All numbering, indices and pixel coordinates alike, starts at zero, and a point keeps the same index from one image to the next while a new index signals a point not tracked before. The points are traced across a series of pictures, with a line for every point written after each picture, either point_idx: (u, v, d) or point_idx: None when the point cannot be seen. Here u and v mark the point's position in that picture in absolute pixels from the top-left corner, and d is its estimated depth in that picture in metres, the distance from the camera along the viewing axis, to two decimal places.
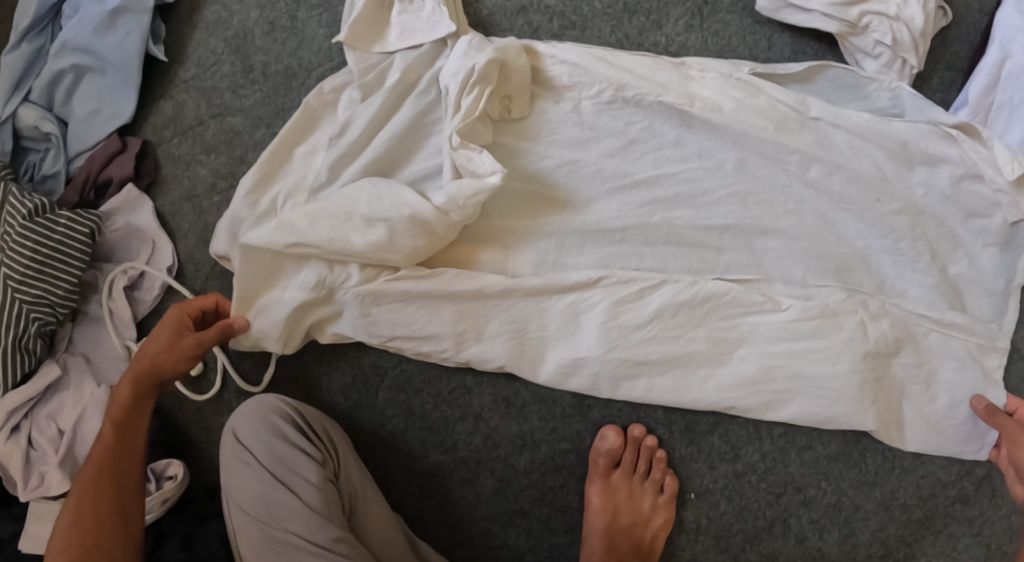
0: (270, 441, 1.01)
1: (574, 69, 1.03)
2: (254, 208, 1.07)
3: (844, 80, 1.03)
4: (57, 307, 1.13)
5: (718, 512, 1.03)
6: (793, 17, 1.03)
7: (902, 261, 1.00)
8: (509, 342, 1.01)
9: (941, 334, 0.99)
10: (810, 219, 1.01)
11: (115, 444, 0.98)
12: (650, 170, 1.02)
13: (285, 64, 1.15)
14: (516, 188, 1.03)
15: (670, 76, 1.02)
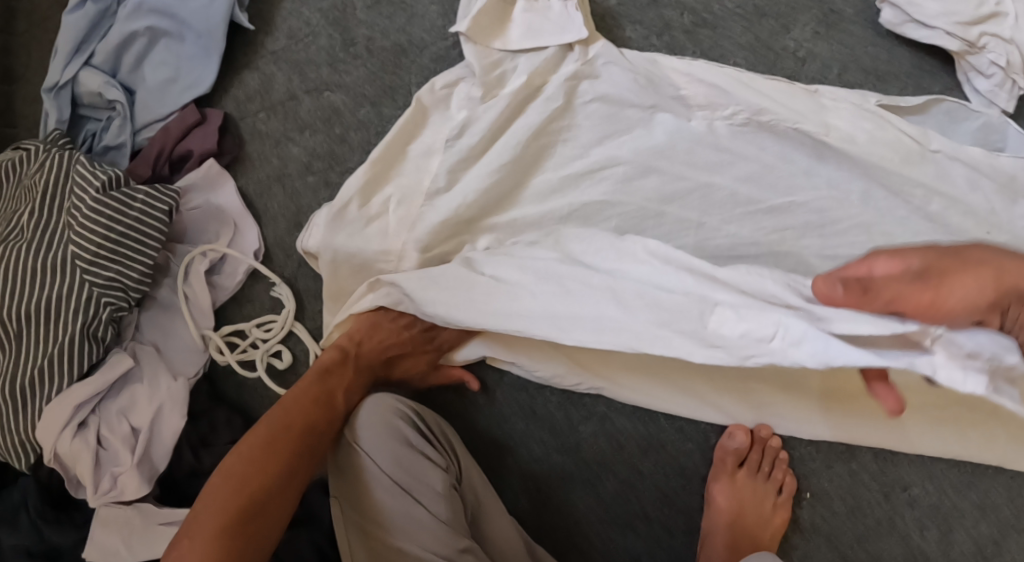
0: (390, 446, 0.95)
1: (711, 89, 1.01)
2: (363, 214, 1.02)
3: (956, 112, 1.07)
4: (129, 291, 1.02)
5: (832, 512, 1.05)
6: (917, 32, 1.06)
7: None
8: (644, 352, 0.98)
9: None
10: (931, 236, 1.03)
11: (280, 434, 0.91)
12: (781, 197, 1.02)
13: (393, 40, 1.08)
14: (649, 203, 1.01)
15: (804, 102, 1.01)
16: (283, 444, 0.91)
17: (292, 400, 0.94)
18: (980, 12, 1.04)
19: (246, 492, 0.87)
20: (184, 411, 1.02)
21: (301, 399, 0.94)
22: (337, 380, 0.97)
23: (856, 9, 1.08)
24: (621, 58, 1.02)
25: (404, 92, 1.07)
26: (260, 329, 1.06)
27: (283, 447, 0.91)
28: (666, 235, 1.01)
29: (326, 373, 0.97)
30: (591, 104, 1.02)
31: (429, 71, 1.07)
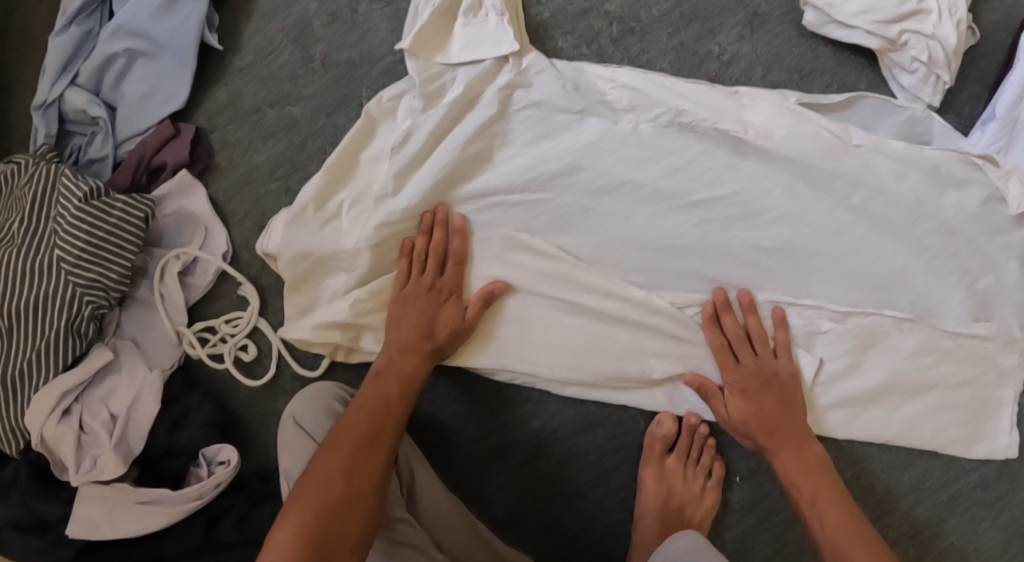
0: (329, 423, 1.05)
1: (633, 93, 1.08)
2: (319, 216, 1.09)
3: (881, 107, 1.11)
4: (110, 291, 1.13)
5: (763, 493, 1.08)
6: (838, 32, 1.11)
7: (935, 279, 1.08)
8: (577, 340, 1.04)
9: (970, 344, 1.08)
10: (855, 228, 1.08)
11: (380, 433, 0.96)
12: (706, 191, 1.07)
13: (347, 55, 1.17)
14: (577, 200, 1.07)
15: (724, 103, 1.08)
16: (375, 442, 0.95)
17: (360, 417, 0.96)
18: (901, 9, 1.09)
19: (328, 498, 0.89)
20: (157, 397, 1.11)
21: (408, 328, 1.02)
22: (426, 284, 1.04)
23: (781, 11, 1.13)
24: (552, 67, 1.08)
25: (357, 103, 1.16)
26: (229, 324, 1.15)
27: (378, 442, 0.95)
28: (598, 229, 1.06)
29: (440, 312, 1.03)
30: (524, 111, 1.09)
31: (379, 84, 1.15)
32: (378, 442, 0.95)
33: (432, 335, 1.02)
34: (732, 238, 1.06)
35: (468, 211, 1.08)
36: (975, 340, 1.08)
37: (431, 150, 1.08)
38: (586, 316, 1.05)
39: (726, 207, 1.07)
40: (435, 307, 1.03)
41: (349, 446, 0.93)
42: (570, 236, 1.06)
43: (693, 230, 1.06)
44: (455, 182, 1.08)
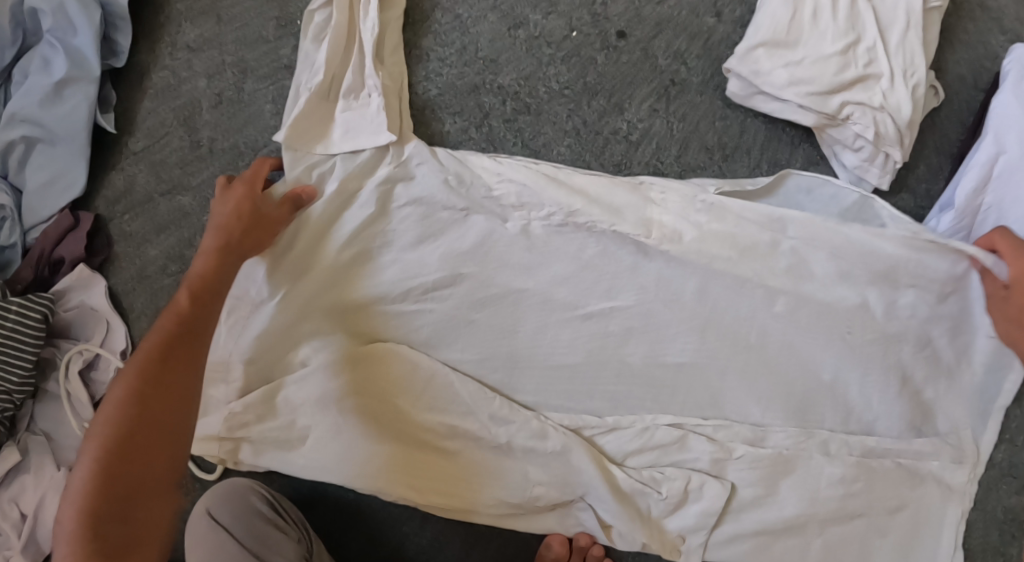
0: (251, 519, 1.00)
1: (521, 188, 0.95)
2: None
3: (821, 193, 0.94)
4: (14, 393, 1.12)
5: None
6: (767, 105, 0.95)
7: (875, 391, 0.94)
8: (462, 464, 0.98)
9: (911, 462, 0.94)
10: (776, 338, 0.94)
11: (178, 353, 0.85)
12: (602, 302, 0.96)
13: (232, 141, 1.10)
14: (461, 309, 0.98)
15: (627, 197, 0.93)
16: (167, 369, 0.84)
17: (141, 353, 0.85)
18: (841, 77, 0.92)
19: (115, 429, 0.79)
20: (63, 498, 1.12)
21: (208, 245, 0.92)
22: (224, 219, 0.94)
23: (701, 77, 0.98)
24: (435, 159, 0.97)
25: None
26: None
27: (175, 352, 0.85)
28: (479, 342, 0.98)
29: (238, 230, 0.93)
30: (405, 208, 0.98)
31: None
32: (172, 368, 0.84)
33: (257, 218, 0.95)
34: (629, 351, 0.96)
35: (344, 317, 1.00)
36: (918, 458, 0.94)
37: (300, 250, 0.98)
38: (466, 437, 0.97)
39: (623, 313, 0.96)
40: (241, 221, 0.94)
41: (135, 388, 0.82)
42: (452, 348, 0.99)
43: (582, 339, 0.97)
44: (327, 285, 0.99)
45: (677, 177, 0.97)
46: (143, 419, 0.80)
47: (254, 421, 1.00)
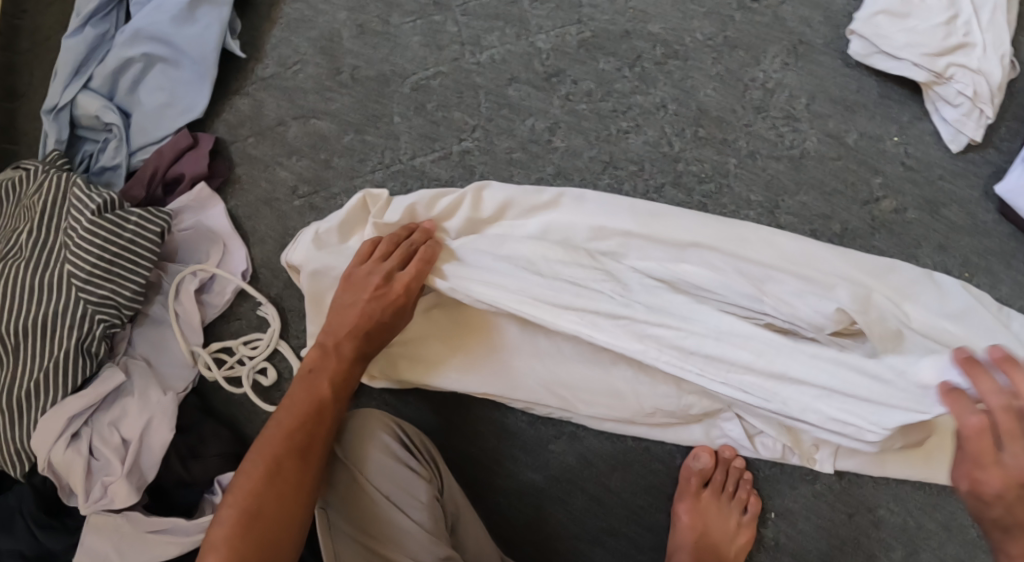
0: (377, 457, 0.94)
1: (651, 213, 1.03)
2: (341, 246, 1.05)
3: (913, 274, 1.06)
4: (122, 309, 1.07)
5: (796, 530, 1.07)
6: (883, 63, 1.09)
7: (992, 331, 1.02)
8: (627, 376, 1.01)
9: None
10: (902, 281, 1.05)
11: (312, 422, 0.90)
12: (760, 243, 1.03)
13: (378, 69, 1.12)
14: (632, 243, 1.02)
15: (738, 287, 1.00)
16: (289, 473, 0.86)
17: (280, 421, 0.89)
18: (947, 43, 1.06)
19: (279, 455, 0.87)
20: (172, 423, 1.06)
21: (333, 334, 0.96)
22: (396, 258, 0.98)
23: (825, 39, 1.11)
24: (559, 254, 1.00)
25: (387, 120, 1.11)
26: (247, 346, 1.10)
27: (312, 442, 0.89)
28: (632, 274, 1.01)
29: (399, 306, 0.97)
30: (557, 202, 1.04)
31: (411, 100, 1.10)
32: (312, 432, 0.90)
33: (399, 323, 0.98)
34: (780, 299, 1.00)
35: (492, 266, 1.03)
36: None
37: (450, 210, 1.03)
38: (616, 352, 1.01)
39: (767, 254, 1.02)
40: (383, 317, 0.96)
41: (256, 476, 0.85)
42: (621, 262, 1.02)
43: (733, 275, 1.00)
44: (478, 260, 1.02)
45: (808, 123, 1.08)
46: (281, 506, 0.85)
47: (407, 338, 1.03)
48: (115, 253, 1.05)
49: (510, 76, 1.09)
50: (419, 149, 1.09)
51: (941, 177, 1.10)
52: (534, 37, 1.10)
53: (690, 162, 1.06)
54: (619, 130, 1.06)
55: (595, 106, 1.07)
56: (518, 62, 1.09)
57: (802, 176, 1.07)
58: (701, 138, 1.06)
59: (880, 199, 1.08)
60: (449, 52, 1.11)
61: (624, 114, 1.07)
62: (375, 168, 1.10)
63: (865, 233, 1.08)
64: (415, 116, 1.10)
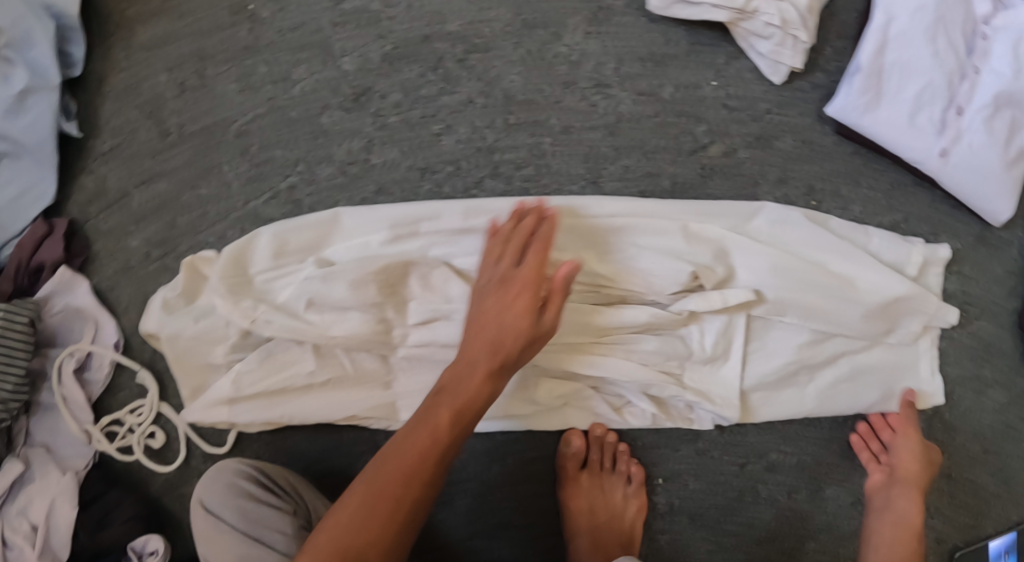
0: (237, 503, 1.02)
1: (472, 208, 1.03)
2: (191, 309, 1.09)
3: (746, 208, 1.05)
4: (8, 403, 1.09)
5: (689, 491, 1.06)
6: (684, 11, 1.07)
7: (844, 253, 1.05)
8: None
9: (896, 298, 1.05)
10: (741, 221, 1.05)
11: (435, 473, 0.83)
12: (586, 214, 1.02)
13: (201, 123, 1.15)
14: (462, 239, 1.03)
15: (572, 263, 1.00)
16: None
17: (379, 474, 0.82)
18: None
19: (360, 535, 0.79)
20: (75, 500, 1.10)
21: (486, 363, 0.88)
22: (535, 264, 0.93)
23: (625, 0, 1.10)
24: (401, 264, 1.02)
25: (217, 172, 1.13)
26: (133, 414, 1.14)
27: (467, 420, 0.86)
28: (461, 275, 1.02)
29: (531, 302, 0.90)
30: (382, 213, 1.05)
31: (236, 147, 1.13)
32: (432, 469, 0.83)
33: (501, 354, 0.88)
34: (613, 268, 1.00)
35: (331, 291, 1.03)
36: (897, 298, 1.05)
37: (277, 252, 1.07)
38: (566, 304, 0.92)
39: (593, 223, 1.02)
40: (534, 302, 0.91)
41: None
42: (460, 258, 1.03)
43: (565, 256, 1.01)
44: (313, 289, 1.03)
45: (619, 86, 1.07)
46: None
47: (268, 379, 1.06)
48: None
49: (321, 105, 1.11)
50: (250, 195, 1.11)
51: (769, 111, 1.09)
52: (340, 61, 1.12)
53: (505, 150, 1.06)
54: (431, 133, 1.07)
55: (405, 116, 1.08)
56: (328, 89, 1.11)
57: (620, 140, 1.06)
58: (512, 125, 1.06)
59: (706, 146, 1.07)
60: (265, 93, 1.13)
61: (433, 118, 1.07)
62: (214, 221, 1.12)
63: (697, 183, 1.06)
64: (241, 162, 1.12)
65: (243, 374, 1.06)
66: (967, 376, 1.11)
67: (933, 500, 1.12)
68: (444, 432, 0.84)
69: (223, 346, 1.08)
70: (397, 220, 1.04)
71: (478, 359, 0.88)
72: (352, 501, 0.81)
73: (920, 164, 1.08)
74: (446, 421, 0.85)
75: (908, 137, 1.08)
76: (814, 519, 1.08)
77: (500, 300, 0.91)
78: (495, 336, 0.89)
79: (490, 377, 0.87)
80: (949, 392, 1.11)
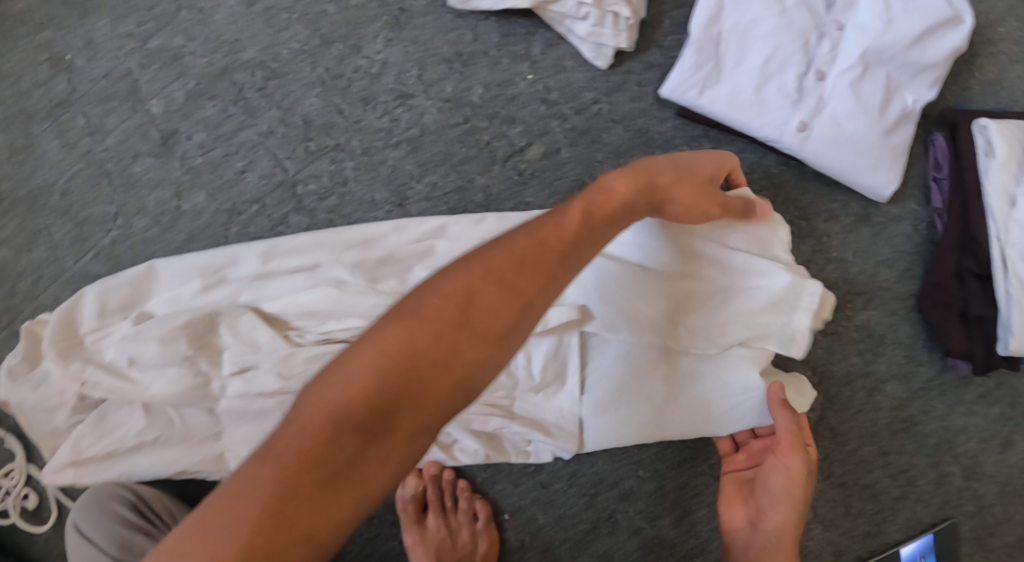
0: (111, 529, 1.02)
1: (273, 248, 0.97)
2: (30, 377, 1.06)
3: None
4: None
5: (537, 527, 0.98)
6: (485, 3, 0.95)
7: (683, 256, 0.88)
8: None
9: (751, 297, 0.88)
10: None
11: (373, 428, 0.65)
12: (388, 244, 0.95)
13: (27, 186, 1.10)
14: (267, 281, 0.97)
15: (372, 300, 0.93)
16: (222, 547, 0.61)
17: (330, 406, 0.65)
18: None
19: (267, 510, 0.62)
20: None
21: (551, 258, 0.73)
22: (642, 171, 0.81)
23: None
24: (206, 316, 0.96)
25: (47, 235, 1.10)
26: (5, 479, 1.14)
27: (463, 342, 0.69)
28: (270, 321, 0.97)
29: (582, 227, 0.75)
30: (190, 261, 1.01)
31: (60, 208, 1.09)
32: (383, 427, 0.66)
33: (558, 260, 0.73)
34: None
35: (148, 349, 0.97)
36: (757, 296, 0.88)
37: (101, 310, 1.04)
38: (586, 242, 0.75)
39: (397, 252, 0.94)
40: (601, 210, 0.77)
41: None
42: (268, 302, 0.97)
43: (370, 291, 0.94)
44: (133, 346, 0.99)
45: (423, 95, 0.98)
46: None
47: (106, 440, 1.03)
48: None
49: (133, 153, 1.06)
50: (76, 253, 1.08)
51: (595, 100, 0.97)
52: (147, 104, 1.06)
53: (307, 180, 0.99)
54: (234, 172, 1.01)
55: (209, 156, 1.02)
56: (137, 136, 1.06)
57: (424, 156, 0.97)
58: (313, 152, 0.99)
59: (524, 148, 0.97)
60: (81, 147, 1.09)
61: (235, 154, 1.01)
62: (48, 285, 1.10)
63: (512, 192, 0.97)
64: (64, 221, 1.09)
65: (82, 437, 1.04)
66: (855, 373, 0.97)
67: (827, 512, 0.98)
68: (447, 368, 0.68)
69: (64, 410, 1.06)
70: (205, 268, 0.99)
71: (547, 262, 0.73)
72: (322, 400, 0.65)
73: (776, 143, 0.95)
74: (452, 342, 0.68)
75: (758, 111, 0.94)
76: (682, 544, 0.98)
77: (570, 223, 0.75)
78: (547, 243, 0.73)
79: (535, 274, 0.72)
80: (837, 395, 0.97)
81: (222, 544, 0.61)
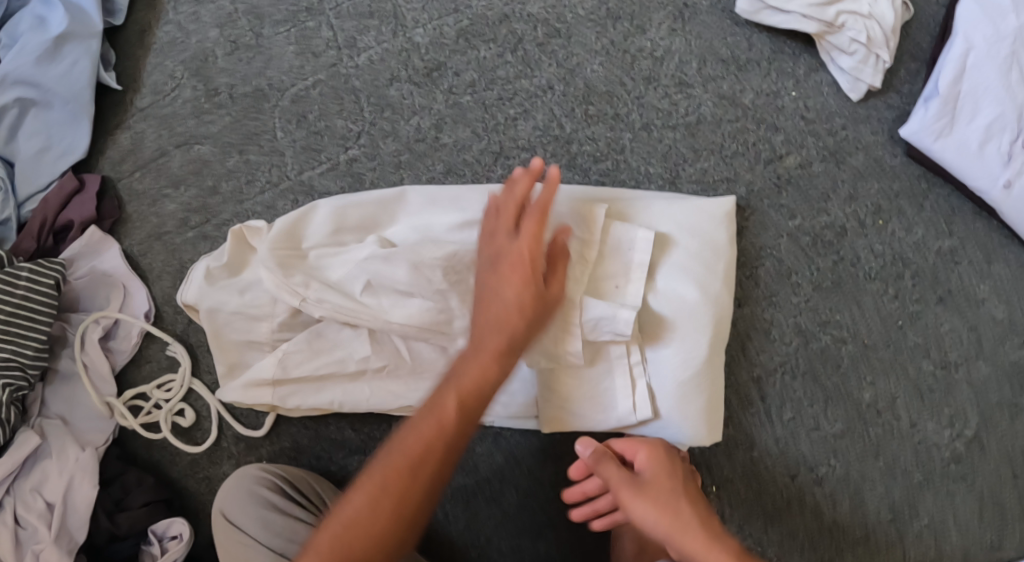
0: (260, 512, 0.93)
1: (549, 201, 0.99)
2: (234, 283, 1.01)
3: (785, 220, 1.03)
4: (27, 370, 1.01)
5: (740, 499, 1.08)
6: (773, 18, 1.05)
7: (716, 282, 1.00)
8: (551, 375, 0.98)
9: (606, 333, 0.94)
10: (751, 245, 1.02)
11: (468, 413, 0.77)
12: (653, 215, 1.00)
13: (254, 85, 1.09)
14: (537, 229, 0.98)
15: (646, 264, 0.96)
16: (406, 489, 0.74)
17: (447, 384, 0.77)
18: None
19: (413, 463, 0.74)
20: (94, 479, 1.03)
21: (517, 277, 0.80)
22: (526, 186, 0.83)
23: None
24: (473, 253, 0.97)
25: (270, 136, 1.08)
26: (162, 390, 1.08)
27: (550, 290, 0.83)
28: None
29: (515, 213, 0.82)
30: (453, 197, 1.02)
31: (292, 113, 1.08)
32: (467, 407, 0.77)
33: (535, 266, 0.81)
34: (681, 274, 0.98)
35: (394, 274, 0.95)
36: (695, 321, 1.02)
37: (335, 227, 1.01)
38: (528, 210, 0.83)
39: (659, 228, 0.99)
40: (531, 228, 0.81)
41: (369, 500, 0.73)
42: None
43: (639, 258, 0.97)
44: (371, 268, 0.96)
45: (701, 87, 1.06)
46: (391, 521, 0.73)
47: (316, 363, 1.00)
48: (8, 314, 0.99)
49: (389, 76, 1.07)
50: (304, 165, 1.07)
51: (843, 127, 1.09)
52: (411, 32, 1.07)
53: (584, 141, 1.05)
54: (507, 117, 1.05)
55: (479, 96, 1.06)
56: (397, 61, 1.07)
57: (699, 142, 1.06)
58: (592, 116, 1.05)
59: (783, 156, 1.07)
60: (326, 58, 1.08)
61: (509, 101, 1.06)
62: (263, 189, 1.08)
63: (771, 192, 1.07)
64: (297, 129, 1.08)
65: (287, 355, 1.00)
66: (1003, 402, 1.09)
67: (963, 518, 1.08)
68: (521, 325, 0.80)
69: (267, 324, 1.01)
70: (469, 205, 1.00)
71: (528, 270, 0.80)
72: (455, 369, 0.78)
73: (986, 195, 1.06)
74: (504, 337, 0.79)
75: (976, 164, 1.06)
76: (853, 531, 1.08)
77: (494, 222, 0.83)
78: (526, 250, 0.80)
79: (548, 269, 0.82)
80: (992, 419, 1.09)
81: (390, 484, 0.74)
